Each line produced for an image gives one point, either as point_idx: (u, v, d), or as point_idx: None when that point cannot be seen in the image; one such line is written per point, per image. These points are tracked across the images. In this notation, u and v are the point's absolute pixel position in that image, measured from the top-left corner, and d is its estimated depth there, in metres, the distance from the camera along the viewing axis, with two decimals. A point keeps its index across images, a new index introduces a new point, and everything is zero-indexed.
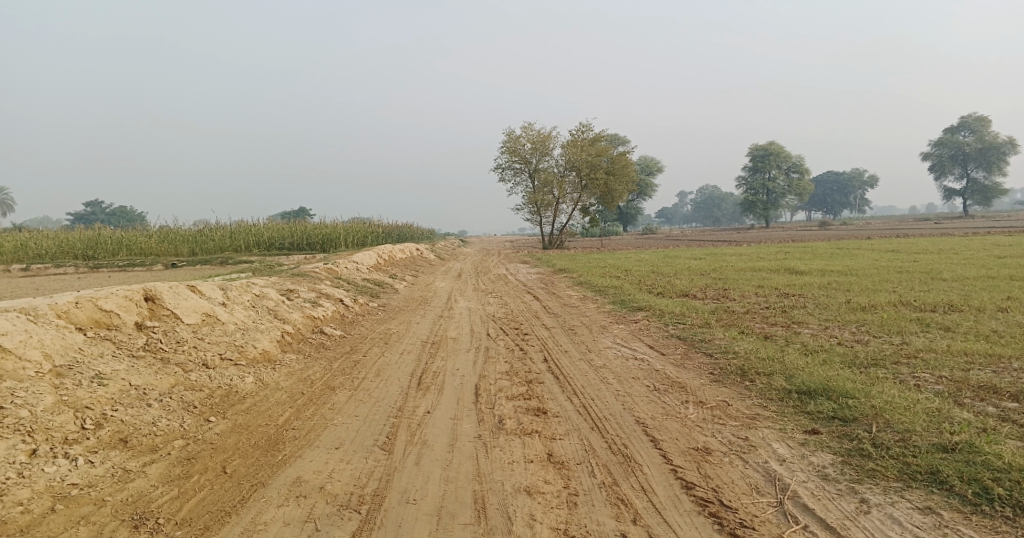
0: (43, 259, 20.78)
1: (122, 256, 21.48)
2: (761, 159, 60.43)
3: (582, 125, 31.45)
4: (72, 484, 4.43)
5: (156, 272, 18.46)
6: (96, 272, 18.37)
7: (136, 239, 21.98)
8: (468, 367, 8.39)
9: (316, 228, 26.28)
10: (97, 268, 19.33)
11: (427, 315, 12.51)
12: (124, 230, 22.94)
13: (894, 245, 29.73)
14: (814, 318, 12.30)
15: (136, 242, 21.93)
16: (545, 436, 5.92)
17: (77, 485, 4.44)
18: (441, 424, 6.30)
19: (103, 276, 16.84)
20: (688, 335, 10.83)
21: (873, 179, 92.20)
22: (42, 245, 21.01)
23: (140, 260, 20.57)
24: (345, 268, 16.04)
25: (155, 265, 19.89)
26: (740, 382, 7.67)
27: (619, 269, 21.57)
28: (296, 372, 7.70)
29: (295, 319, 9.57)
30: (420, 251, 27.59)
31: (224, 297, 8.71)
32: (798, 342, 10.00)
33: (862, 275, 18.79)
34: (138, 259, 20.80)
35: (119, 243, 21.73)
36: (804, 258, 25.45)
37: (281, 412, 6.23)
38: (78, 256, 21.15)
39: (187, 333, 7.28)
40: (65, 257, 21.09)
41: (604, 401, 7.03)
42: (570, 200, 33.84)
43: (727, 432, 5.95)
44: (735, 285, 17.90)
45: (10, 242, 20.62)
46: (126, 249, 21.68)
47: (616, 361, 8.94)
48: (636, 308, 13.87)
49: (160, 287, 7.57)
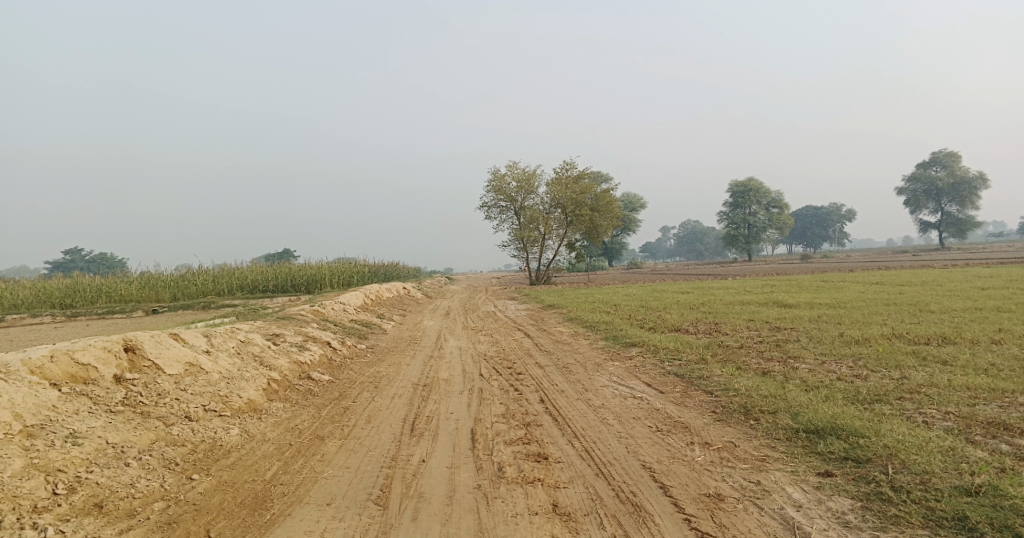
0: (20, 308, 20.22)
1: (102, 303, 20.99)
2: (742, 194, 61.19)
3: (567, 164, 31.66)
4: None
5: (137, 319, 18.01)
6: (74, 321, 17.86)
7: (117, 286, 21.51)
8: (463, 410, 8.10)
9: (302, 270, 25.95)
10: (75, 316, 18.84)
11: (417, 356, 12.21)
12: (104, 276, 22.47)
13: (877, 277, 29.92)
14: (810, 352, 12.16)
15: (116, 288, 21.47)
16: (548, 485, 5.64)
17: None
18: (438, 474, 6.00)
19: (82, 325, 16.36)
20: (685, 371, 10.61)
21: (851, 211, 93.68)
22: (19, 293, 20.49)
23: (121, 307, 20.11)
24: (331, 310, 15.72)
25: (136, 311, 19.41)
26: (744, 420, 7.46)
27: (608, 304, 21.42)
28: (284, 421, 7.37)
29: (281, 365, 9.24)
30: (407, 290, 27.30)
31: (208, 345, 8.38)
32: (798, 377, 9.82)
33: (851, 307, 18.77)
34: (119, 306, 20.32)
35: (99, 290, 21.25)
36: (791, 291, 25.47)
37: (268, 466, 5.90)
38: (57, 304, 20.63)
39: (169, 385, 6.94)
40: (43, 305, 20.53)
41: (606, 444, 6.77)
42: (556, 237, 33.84)
43: (738, 475, 5.71)
44: (726, 319, 17.78)
45: None
46: (107, 296, 21.20)
47: (614, 401, 8.70)
48: (629, 344, 13.66)
49: (140, 336, 7.25)
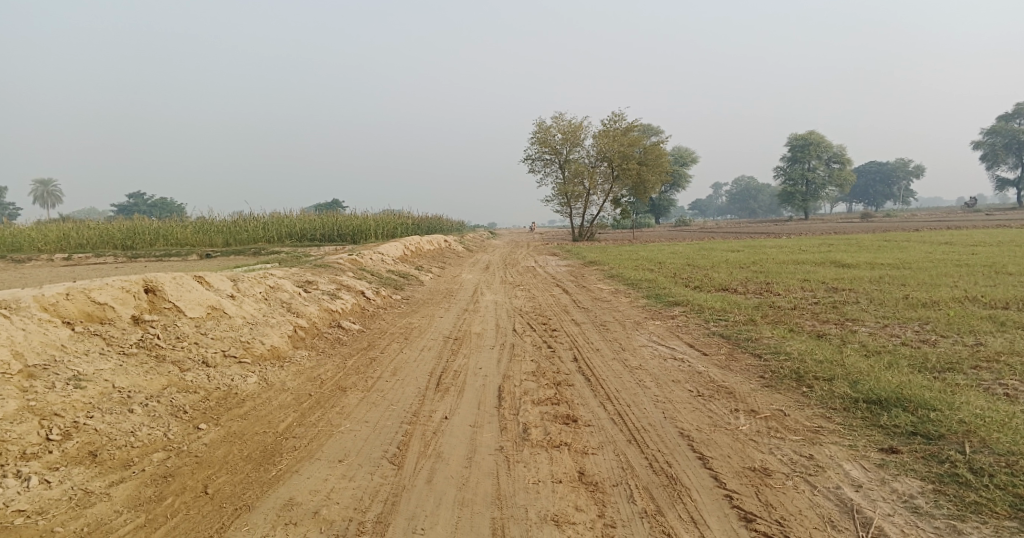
0: (84, 249, 20.78)
1: (158, 246, 21.31)
2: (801, 149, 58.47)
3: (615, 115, 30.46)
4: (19, 511, 3.90)
5: (189, 262, 18.19)
6: (130, 262, 18.18)
7: (173, 230, 21.83)
8: (492, 366, 7.70)
9: (348, 219, 25.87)
10: (134, 258, 19.14)
11: (451, 309, 11.85)
12: (159, 221, 22.80)
13: (946, 237, 28.09)
14: (870, 316, 11.31)
15: (171, 232, 21.75)
16: (576, 450, 5.20)
17: (24, 512, 3.91)
18: (459, 433, 5.63)
19: (138, 267, 16.64)
20: (731, 332, 9.98)
21: (917, 169, 88.76)
22: (82, 235, 21.01)
23: (176, 250, 20.38)
24: (370, 259, 15.48)
25: (189, 255, 19.65)
26: (795, 388, 6.84)
27: (653, 262, 20.69)
28: (306, 370, 7.11)
29: (310, 312, 8.98)
30: (449, 243, 27.00)
31: (234, 290, 8.15)
32: (856, 342, 9.08)
33: (917, 269, 17.58)
34: (173, 249, 20.61)
35: (156, 234, 21.59)
36: (849, 251, 24.14)
37: (282, 417, 5.62)
38: (117, 246, 21.06)
39: (189, 328, 6.72)
40: (105, 247, 21.03)
41: (641, 408, 6.27)
42: (601, 191, 32.95)
43: (788, 448, 5.17)
44: (778, 279, 16.87)
45: (53, 233, 20.70)
46: (163, 240, 21.51)
47: (653, 361, 8.18)
48: (673, 302, 13.01)
49: (162, 278, 7.02)
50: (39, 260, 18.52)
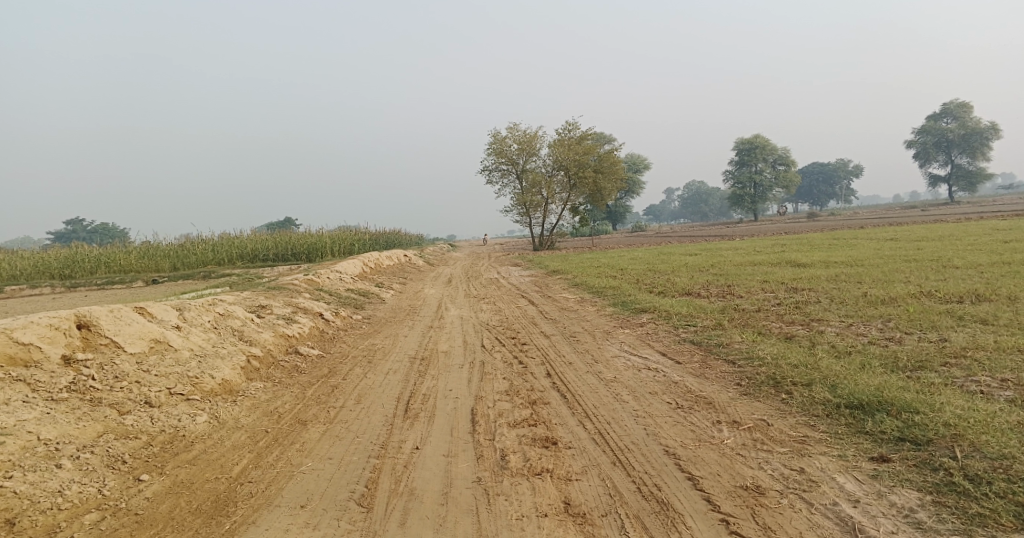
0: (19, 279, 19.55)
1: (100, 274, 20.22)
2: (749, 152, 59.77)
3: (569, 123, 30.44)
4: None
5: (134, 289, 17.28)
6: (71, 292, 17.17)
7: (116, 256, 20.76)
8: (462, 387, 7.33)
9: (302, 238, 25.12)
10: (74, 287, 18.08)
11: (415, 327, 11.42)
12: (101, 247, 21.67)
13: (891, 233, 28.89)
14: (834, 315, 11.34)
15: (114, 258, 20.68)
16: (559, 478, 4.89)
17: None
18: (432, 465, 5.25)
19: (80, 296, 15.70)
20: (702, 338, 9.82)
21: (858, 168, 91.91)
22: (17, 266, 19.80)
23: (121, 277, 19.37)
24: (326, 278, 14.92)
25: (135, 282, 18.68)
26: (775, 395, 6.66)
27: (614, 268, 20.61)
28: (262, 404, 6.61)
29: (264, 339, 8.46)
30: (407, 258, 26.46)
31: (180, 320, 7.59)
32: (825, 343, 9.02)
33: (870, 266, 17.89)
34: (117, 276, 19.57)
35: (99, 261, 20.49)
36: (803, 250, 24.53)
37: (236, 459, 5.14)
38: (55, 276, 19.88)
39: (130, 365, 6.17)
40: (43, 276, 19.82)
41: (622, 425, 5.99)
42: (559, 200, 32.90)
43: (778, 462, 4.96)
44: (739, 281, 16.93)
45: None
46: (105, 267, 20.42)
47: (627, 373, 7.93)
48: (639, 309, 12.85)
49: (97, 311, 6.44)
50: None
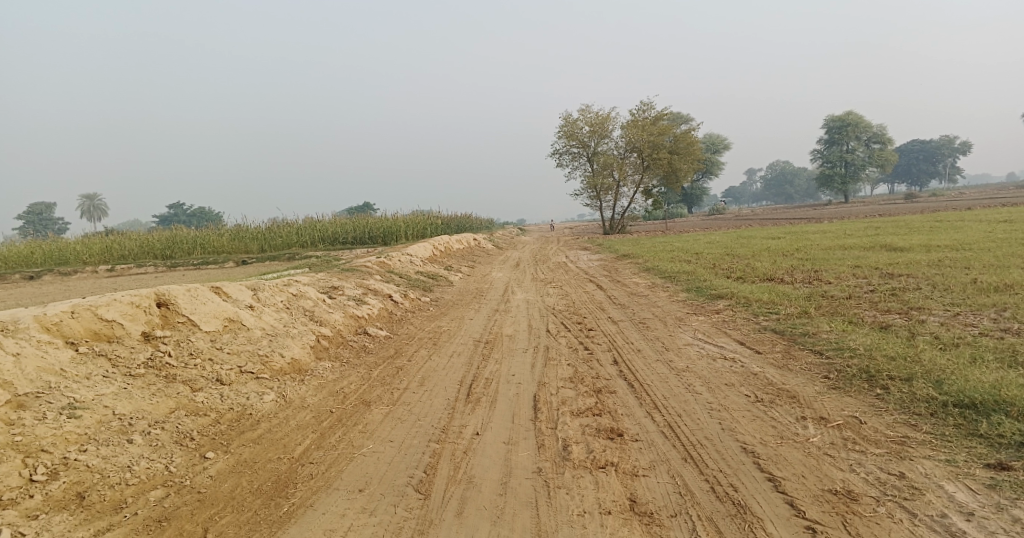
0: (125, 259, 20.86)
1: (195, 255, 21.22)
2: (839, 130, 56.30)
3: (644, 103, 29.49)
4: None
5: (224, 270, 18.03)
6: (169, 272, 18.11)
7: (209, 238, 21.74)
8: (527, 373, 7.12)
9: (379, 221, 25.55)
10: (171, 267, 19.04)
11: (483, 310, 11.30)
12: (196, 229, 22.74)
13: (1002, 215, 26.50)
14: (935, 303, 10.40)
15: (208, 240, 21.65)
16: (624, 472, 4.61)
17: None
18: (492, 452, 5.08)
19: (175, 275, 16.52)
20: (784, 327, 9.20)
21: (962, 145, 85.16)
22: (123, 246, 21.09)
23: (212, 258, 20.26)
24: (398, 261, 15.03)
25: (225, 262, 19.50)
26: (868, 390, 6.10)
27: (689, 253, 19.85)
28: (328, 384, 6.63)
29: (334, 319, 8.52)
30: (480, 242, 26.46)
31: (255, 300, 7.72)
32: (925, 334, 8.24)
33: (977, 250, 16.41)
34: (210, 257, 20.48)
35: (194, 242, 21.52)
36: (899, 233, 22.86)
37: (298, 439, 5.14)
38: (156, 256, 21.07)
39: (204, 343, 6.30)
40: (145, 257, 21.07)
41: (695, 418, 5.62)
42: (631, 183, 32.07)
43: (871, 465, 4.48)
44: (827, 266, 15.90)
45: (94, 245, 20.79)
46: (200, 248, 21.43)
47: (702, 362, 7.50)
48: (716, 296, 12.24)
49: (175, 289, 6.59)
50: (82, 272, 18.55)
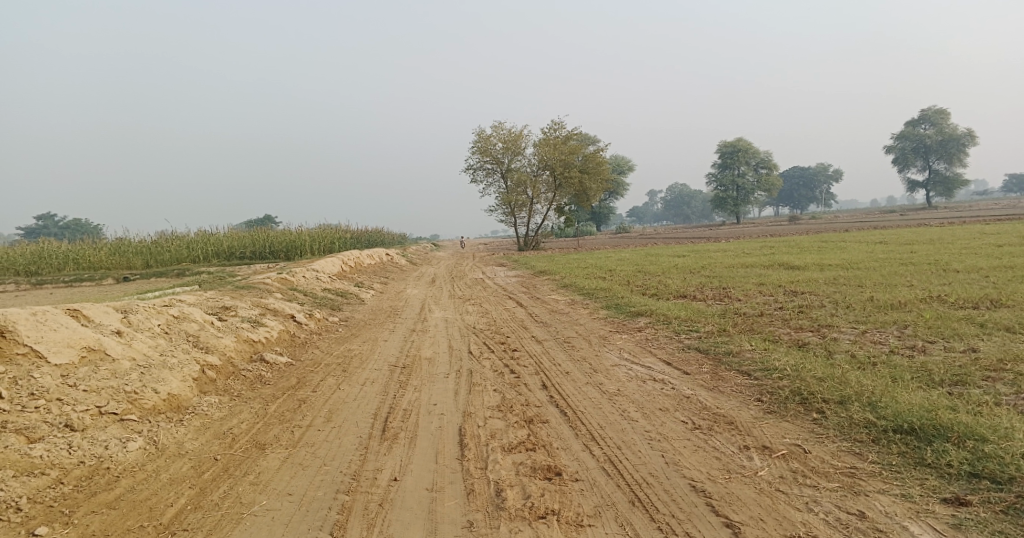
0: None
1: (67, 271, 18.96)
2: (731, 155, 59.23)
3: (555, 122, 29.58)
4: None
5: (101, 287, 16.15)
6: (38, 289, 16.03)
7: (86, 252, 19.54)
8: (448, 402, 6.43)
9: (280, 235, 24.01)
10: (38, 284, 16.85)
11: (396, 330, 10.48)
12: (70, 242, 20.39)
13: (879, 237, 28.37)
14: (843, 320, 10.58)
15: (83, 254, 19.43)
16: (567, 524, 4.17)
17: None
18: (413, 505, 4.43)
19: (42, 294, 14.57)
20: (708, 346, 9.00)
21: (838, 172, 92.02)
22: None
23: (88, 274, 18.15)
24: (302, 277, 13.91)
25: (105, 279, 17.52)
26: (805, 415, 5.84)
27: (602, 270, 19.79)
28: (213, 425, 5.67)
29: (224, 345, 7.49)
30: (389, 257, 25.49)
31: (124, 325, 6.59)
32: (844, 352, 8.23)
33: (868, 268, 17.23)
34: (85, 273, 18.32)
35: (68, 257, 19.26)
36: (792, 253, 23.91)
37: (170, 499, 4.39)
38: (20, 273, 18.67)
39: (51, 379, 5.24)
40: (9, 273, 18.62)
41: (636, 450, 5.14)
42: (544, 200, 32.06)
43: (828, 504, 4.15)
44: (735, 283, 16.18)
45: None
46: (75, 263, 19.21)
47: (631, 386, 7.08)
48: (634, 313, 12.00)
49: (16, 314, 5.48)
50: None
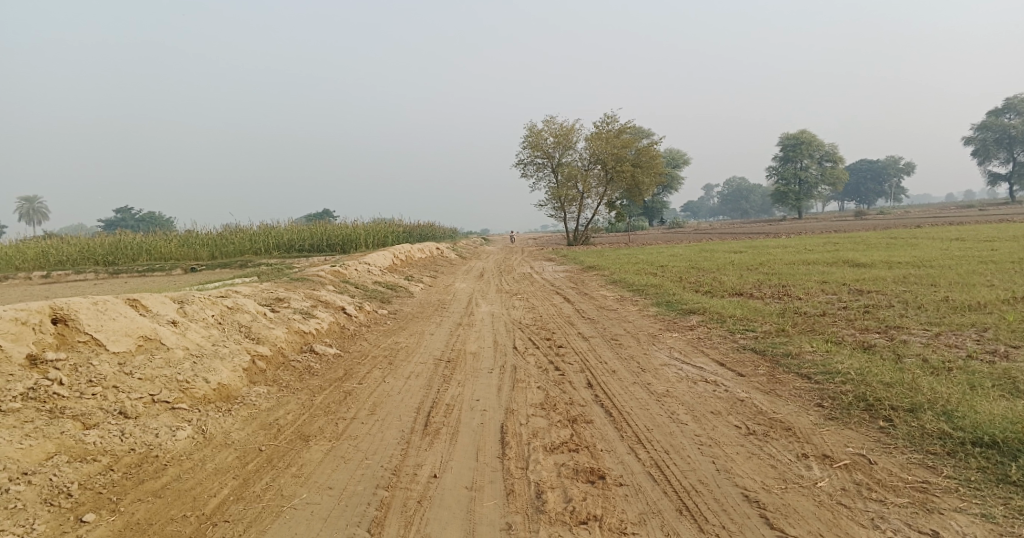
0: (63, 266, 19.28)
1: (140, 261, 19.76)
2: (793, 147, 57.20)
3: (608, 115, 29.12)
4: None
5: (171, 277, 16.73)
6: (116, 278, 16.74)
7: (156, 243, 20.30)
8: (492, 398, 6.32)
9: (337, 228, 24.42)
10: (113, 273, 17.61)
11: (444, 324, 10.45)
12: (142, 233, 21.25)
13: (954, 233, 26.83)
14: (913, 321, 9.98)
15: (154, 245, 20.22)
16: (611, 531, 3.99)
17: None
18: (453, 503, 4.33)
19: (113, 283, 15.19)
20: (765, 346, 8.62)
21: (908, 165, 87.90)
22: (61, 251, 19.53)
23: (158, 264, 18.87)
24: (354, 270, 14.07)
25: (173, 269, 18.17)
26: (869, 422, 5.48)
27: (655, 266, 19.37)
28: (260, 415, 5.72)
29: (275, 336, 7.59)
30: (441, 251, 25.63)
31: (179, 315, 6.73)
32: (913, 356, 7.73)
33: (940, 267, 16.29)
34: (154, 264, 19.04)
35: (139, 247, 20.06)
36: (857, 249, 22.89)
37: (214, 489, 4.43)
38: (98, 262, 19.56)
39: (108, 367, 5.37)
40: (86, 263, 19.53)
41: (686, 455, 4.91)
42: (596, 194, 31.69)
43: (897, 522, 3.85)
44: (795, 281, 15.54)
45: (30, 249, 19.22)
46: (145, 254, 20.00)
47: (682, 386, 6.82)
48: (687, 311, 11.65)
49: (78, 302, 5.63)
50: (14, 278, 17.02)
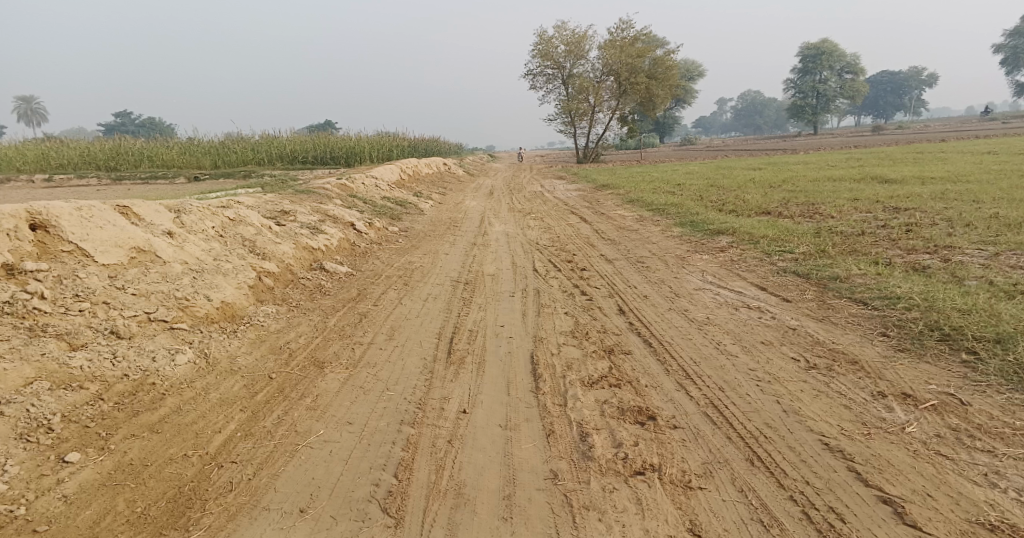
0: (65, 170, 18.57)
1: (142, 168, 18.97)
2: (813, 59, 54.44)
3: (623, 21, 27.29)
4: None
5: (174, 186, 15.98)
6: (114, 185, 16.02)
7: (157, 151, 19.46)
8: (518, 324, 5.74)
9: (342, 140, 23.39)
10: (115, 180, 16.89)
11: (458, 243, 9.78)
12: (142, 139, 20.33)
13: (984, 148, 25.48)
14: (965, 241, 9.20)
15: (156, 152, 19.39)
16: (673, 484, 3.48)
17: None
18: (487, 445, 3.82)
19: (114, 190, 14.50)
20: (809, 269, 7.93)
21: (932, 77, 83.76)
22: (63, 156, 18.74)
23: (161, 172, 18.08)
24: (361, 184, 13.29)
25: (176, 178, 17.44)
26: (948, 357, 4.88)
27: (671, 184, 18.44)
28: (269, 338, 5.16)
29: (283, 252, 6.96)
30: (448, 167, 24.65)
31: (177, 226, 6.08)
32: (977, 279, 7.03)
33: (979, 183, 15.30)
34: (158, 171, 18.31)
35: (141, 155, 19.24)
36: (884, 165, 21.74)
37: (219, 424, 3.91)
38: (100, 168, 18.78)
39: (98, 281, 4.78)
40: (88, 168, 18.77)
41: (746, 393, 4.35)
42: (607, 108, 30.20)
43: (1017, 480, 3.37)
44: (825, 199, 14.65)
45: (30, 152, 18.52)
46: (147, 161, 19.23)
47: (724, 314, 6.21)
48: (714, 232, 10.92)
49: (60, 207, 4.98)
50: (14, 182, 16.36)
